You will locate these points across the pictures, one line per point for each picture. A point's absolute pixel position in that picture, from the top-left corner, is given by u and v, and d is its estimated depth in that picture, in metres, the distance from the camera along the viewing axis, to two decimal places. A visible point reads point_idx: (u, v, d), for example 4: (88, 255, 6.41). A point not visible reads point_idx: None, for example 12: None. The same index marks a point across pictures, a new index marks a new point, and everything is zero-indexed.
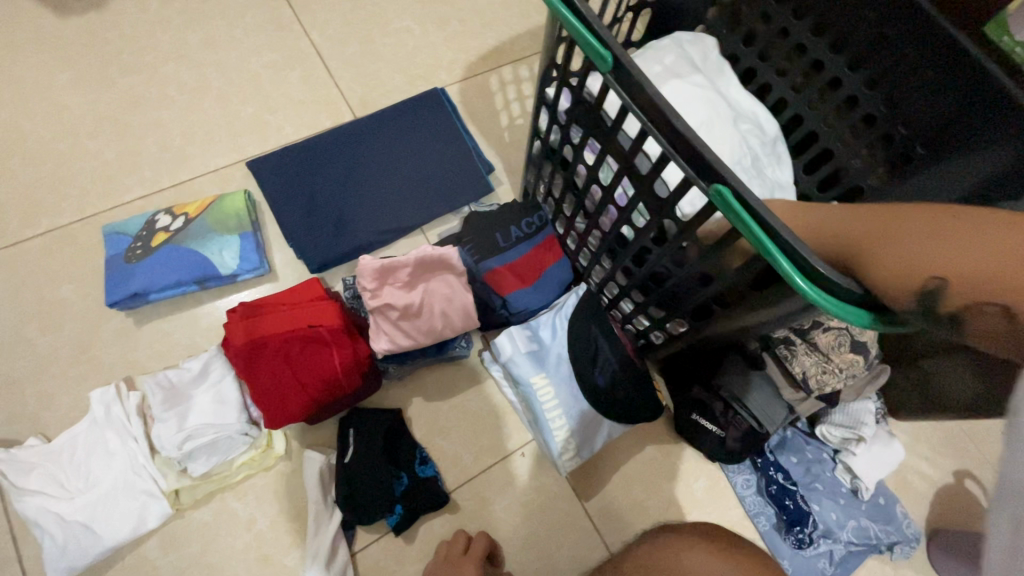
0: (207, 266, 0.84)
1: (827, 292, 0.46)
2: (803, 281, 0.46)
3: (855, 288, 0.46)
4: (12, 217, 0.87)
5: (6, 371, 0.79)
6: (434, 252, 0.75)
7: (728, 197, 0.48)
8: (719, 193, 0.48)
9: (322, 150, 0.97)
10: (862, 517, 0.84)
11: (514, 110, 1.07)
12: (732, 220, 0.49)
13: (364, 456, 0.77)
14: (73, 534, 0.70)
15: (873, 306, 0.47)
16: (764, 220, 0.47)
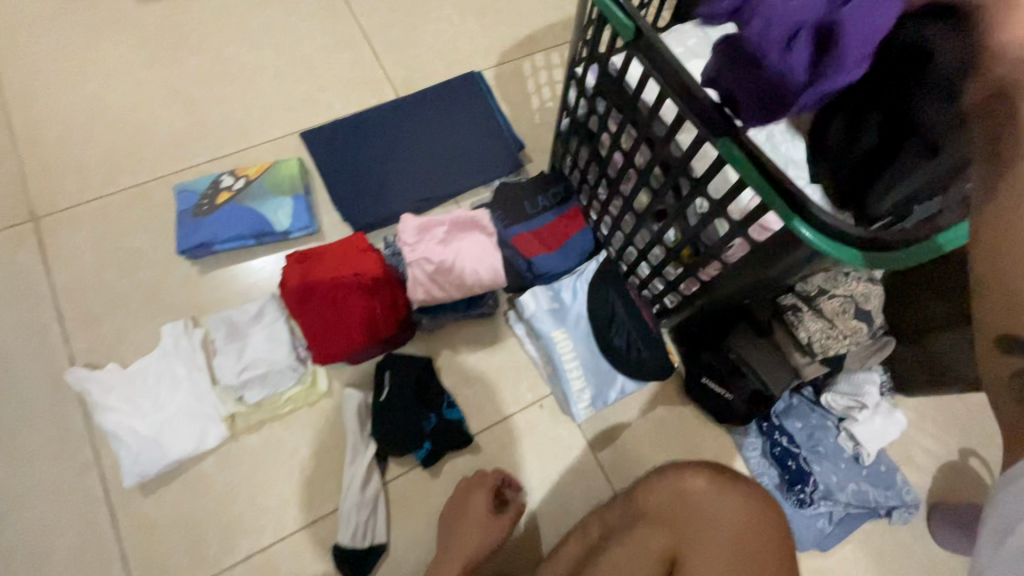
0: (264, 223, 0.93)
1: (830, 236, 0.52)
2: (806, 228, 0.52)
3: (856, 230, 0.50)
4: (96, 175, 0.97)
5: (89, 307, 0.89)
6: (467, 215, 0.86)
7: (730, 146, 0.55)
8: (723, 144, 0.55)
9: (367, 125, 1.06)
10: (861, 481, 0.88)
11: (545, 95, 1.14)
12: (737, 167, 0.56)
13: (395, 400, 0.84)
14: (146, 445, 0.80)
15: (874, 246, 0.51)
16: (762, 167, 0.53)
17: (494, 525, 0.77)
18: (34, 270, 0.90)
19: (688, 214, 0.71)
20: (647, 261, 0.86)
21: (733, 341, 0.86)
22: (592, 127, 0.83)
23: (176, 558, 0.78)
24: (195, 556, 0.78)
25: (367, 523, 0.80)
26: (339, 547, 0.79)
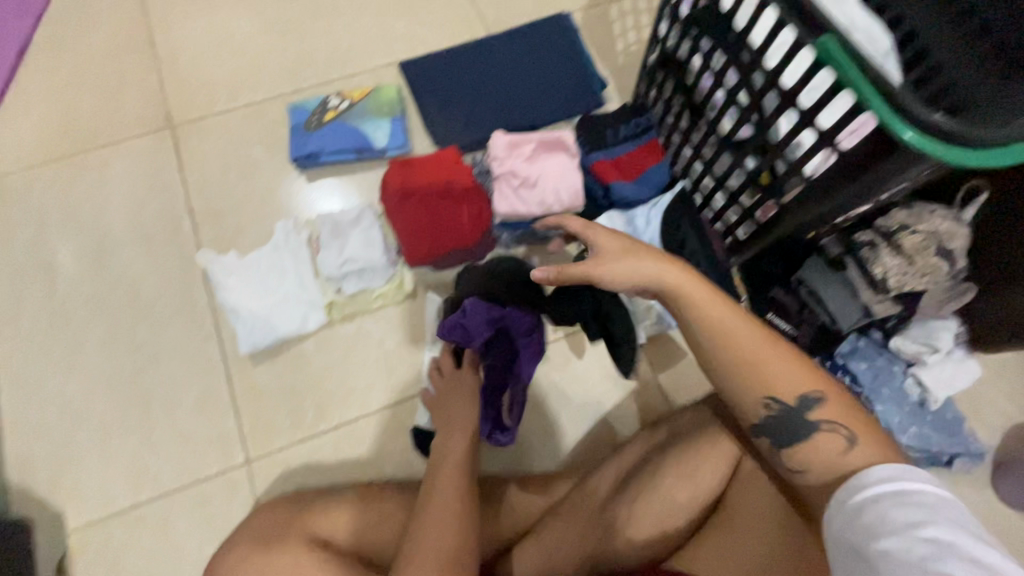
0: (366, 140, 1.02)
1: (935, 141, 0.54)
2: (910, 133, 0.54)
3: (955, 127, 0.53)
4: (221, 91, 1.09)
5: (213, 203, 1.01)
6: (552, 135, 0.93)
7: (830, 45, 0.57)
8: (823, 44, 0.57)
9: (460, 59, 1.12)
10: (925, 426, 0.88)
11: (630, 39, 1.16)
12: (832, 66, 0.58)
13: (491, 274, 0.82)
14: (259, 321, 0.92)
15: (973, 144, 0.54)
16: (861, 67, 0.56)
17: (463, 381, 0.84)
18: (169, 170, 1.03)
19: (773, 130, 0.72)
20: (723, 189, 0.88)
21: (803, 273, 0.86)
22: (680, 55, 0.85)
23: (280, 420, 0.90)
24: (295, 421, 0.90)
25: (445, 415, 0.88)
26: (417, 428, 0.88)
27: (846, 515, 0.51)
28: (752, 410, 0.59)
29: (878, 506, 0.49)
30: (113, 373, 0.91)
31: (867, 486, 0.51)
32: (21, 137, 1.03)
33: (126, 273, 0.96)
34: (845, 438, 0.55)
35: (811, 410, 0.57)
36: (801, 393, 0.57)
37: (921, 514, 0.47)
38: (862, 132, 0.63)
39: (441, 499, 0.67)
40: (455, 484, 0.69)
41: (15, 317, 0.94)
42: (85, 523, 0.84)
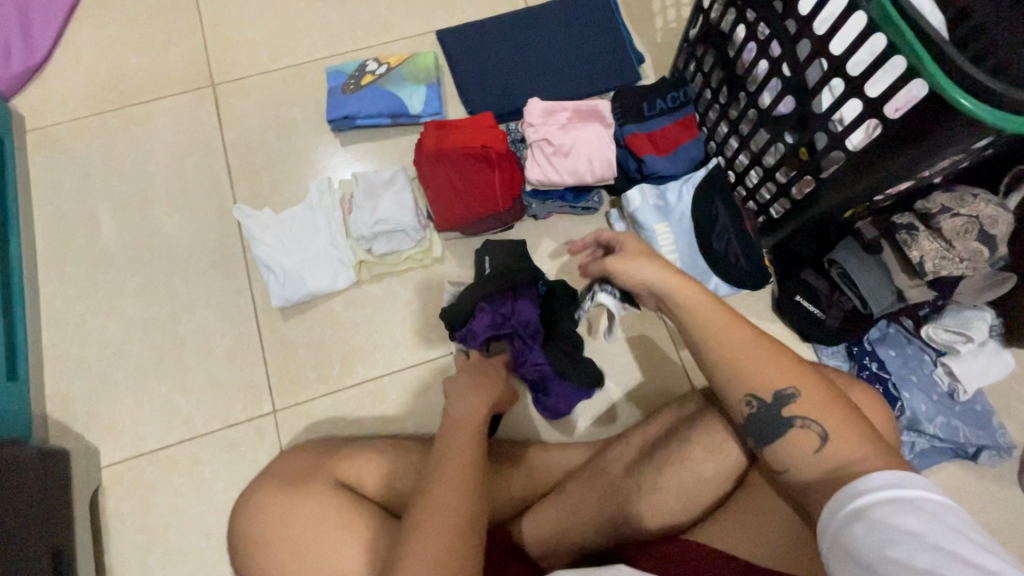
0: (401, 105, 1.03)
1: (987, 106, 0.53)
2: (965, 99, 0.53)
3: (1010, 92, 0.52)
4: (262, 53, 1.10)
5: (251, 161, 1.03)
6: (589, 104, 0.94)
7: (886, 4, 0.56)
8: (879, 4, 0.56)
9: (498, 29, 1.12)
10: (953, 416, 0.87)
11: (670, 16, 1.15)
12: (885, 28, 0.57)
13: (489, 276, 0.87)
14: (291, 276, 0.94)
15: None
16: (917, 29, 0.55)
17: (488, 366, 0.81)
18: (210, 127, 1.05)
19: (815, 102, 0.71)
20: (759, 166, 0.87)
21: (836, 255, 0.86)
22: (723, 28, 0.84)
23: (307, 373, 0.92)
24: (322, 375, 0.92)
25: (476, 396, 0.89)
26: None
27: (843, 523, 0.51)
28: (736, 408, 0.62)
29: (873, 512, 0.50)
30: (150, 319, 0.94)
31: (865, 493, 0.51)
32: (71, 89, 1.06)
33: (166, 224, 0.99)
34: (818, 435, 0.57)
35: (785, 405, 0.59)
36: (778, 389, 0.59)
37: (918, 521, 0.47)
38: (906, 103, 0.63)
39: (453, 461, 0.62)
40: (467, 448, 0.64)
41: (60, 261, 0.97)
42: (118, 459, 0.87)
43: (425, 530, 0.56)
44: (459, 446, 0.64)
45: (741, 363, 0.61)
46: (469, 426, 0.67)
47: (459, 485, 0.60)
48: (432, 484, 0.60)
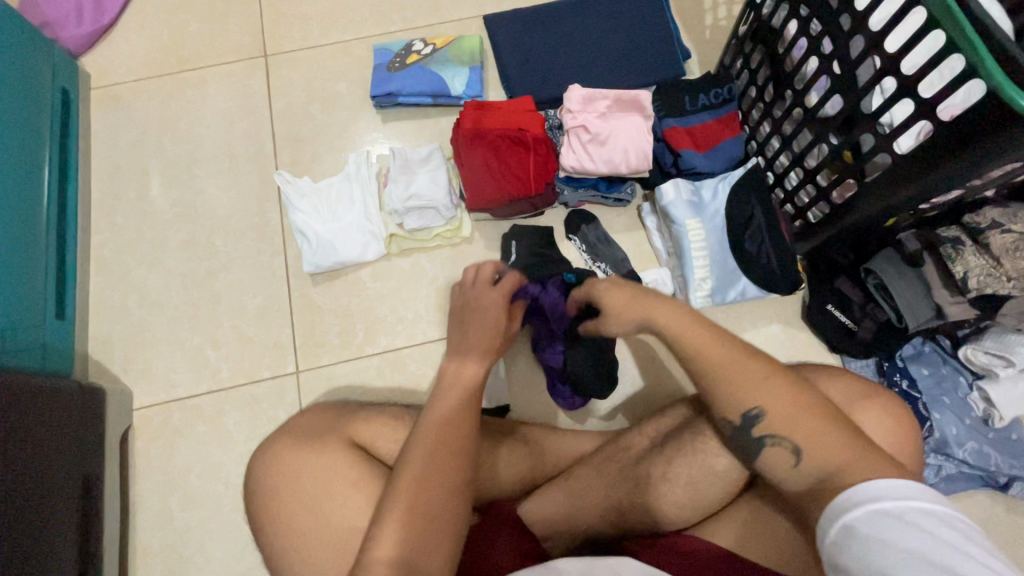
0: (443, 86, 1.05)
1: None
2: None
3: None
4: (314, 27, 1.13)
5: (295, 131, 1.07)
6: (630, 94, 0.93)
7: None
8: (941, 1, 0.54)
9: (544, 17, 1.12)
10: (984, 443, 0.83)
11: (720, 14, 1.13)
12: (946, 25, 0.55)
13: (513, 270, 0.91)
14: (323, 243, 0.96)
15: None
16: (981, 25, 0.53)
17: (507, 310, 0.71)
18: (259, 96, 1.09)
19: (865, 103, 0.69)
20: (799, 168, 0.85)
21: (873, 265, 0.83)
22: (774, 24, 0.82)
23: (331, 338, 0.95)
24: (344, 341, 0.94)
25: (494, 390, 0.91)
26: None
27: (839, 543, 0.47)
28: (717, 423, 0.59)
29: (872, 530, 0.45)
30: (188, 274, 0.98)
31: (856, 509, 0.47)
32: (135, 51, 1.12)
33: (211, 185, 1.04)
34: (791, 450, 0.53)
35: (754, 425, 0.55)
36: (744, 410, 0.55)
37: (918, 536, 0.43)
38: (961, 107, 0.60)
39: (436, 430, 0.62)
40: (451, 414, 0.63)
41: (111, 212, 1.02)
42: (148, 402, 0.92)
43: (405, 496, 0.58)
44: (447, 412, 0.63)
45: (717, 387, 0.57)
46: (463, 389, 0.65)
47: (440, 453, 0.60)
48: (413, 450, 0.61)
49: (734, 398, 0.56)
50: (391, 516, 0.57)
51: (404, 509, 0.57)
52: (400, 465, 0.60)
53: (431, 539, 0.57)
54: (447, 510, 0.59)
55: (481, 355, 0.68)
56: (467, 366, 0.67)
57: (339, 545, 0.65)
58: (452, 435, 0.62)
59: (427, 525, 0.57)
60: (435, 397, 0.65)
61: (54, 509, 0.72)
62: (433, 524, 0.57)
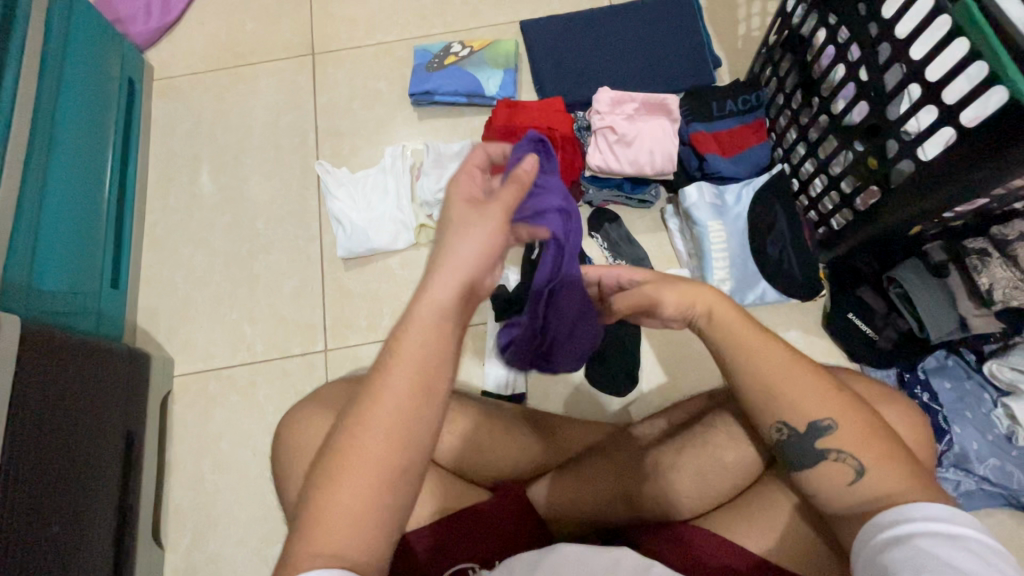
0: (478, 87, 1.09)
1: None
2: None
3: None
4: (360, 29, 1.20)
5: (336, 125, 1.13)
6: (658, 97, 0.95)
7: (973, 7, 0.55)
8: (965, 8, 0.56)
9: (579, 23, 1.16)
10: (1008, 460, 0.81)
11: (754, 24, 1.15)
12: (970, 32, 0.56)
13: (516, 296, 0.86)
14: (357, 230, 1.01)
15: None
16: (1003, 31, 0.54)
17: (489, 209, 0.49)
18: (306, 91, 1.16)
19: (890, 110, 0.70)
20: (824, 175, 0.86)
21: (896, 273, 0.82)
22: (803, 32, 0.84)
23: (359, 320, 0.99)
24: (372, 324, 0.99)
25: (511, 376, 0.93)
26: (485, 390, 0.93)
27: (879, 545, 0.49)
28: (764, 430, 0.59)
29: (919, 540, 0.47)
30: (231, 254, 1.05)
31: (905, 522, 0.50)
32: (194, 46, 1.20)
33: (256, 172, 1.10)
34: (853, 468, 0.54)
35: (820, 436, 0.56)
36: (811, 422, 0.56)
37: (962, 556, 0.45)
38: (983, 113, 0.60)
39: (394, 403, 0.43)
40: (414, 380, 0.44)
41: (164, 194, 1.10)
42: (188, 371, 0.98)
43: (343, 488, 0.42)
44: (410, 377, 0.44)
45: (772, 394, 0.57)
46: (430, 340, 0.45)
47: (398, 433, 0.43)
48: (359, 427, 0.43)
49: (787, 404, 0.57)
50: (321, 511, 0.41)
51: (343, 503, 0.42)
52: (342, 441, 0.43)
53: (379, 544, 0.43)
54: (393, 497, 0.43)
55: (456, 274, 0.46)
56: (440, 300, 0.45)
57: None
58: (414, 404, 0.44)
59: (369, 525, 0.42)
60: (392, 352, 0.45)
61: (101, 457, 0.78)
62: (381, 524, 0.42)
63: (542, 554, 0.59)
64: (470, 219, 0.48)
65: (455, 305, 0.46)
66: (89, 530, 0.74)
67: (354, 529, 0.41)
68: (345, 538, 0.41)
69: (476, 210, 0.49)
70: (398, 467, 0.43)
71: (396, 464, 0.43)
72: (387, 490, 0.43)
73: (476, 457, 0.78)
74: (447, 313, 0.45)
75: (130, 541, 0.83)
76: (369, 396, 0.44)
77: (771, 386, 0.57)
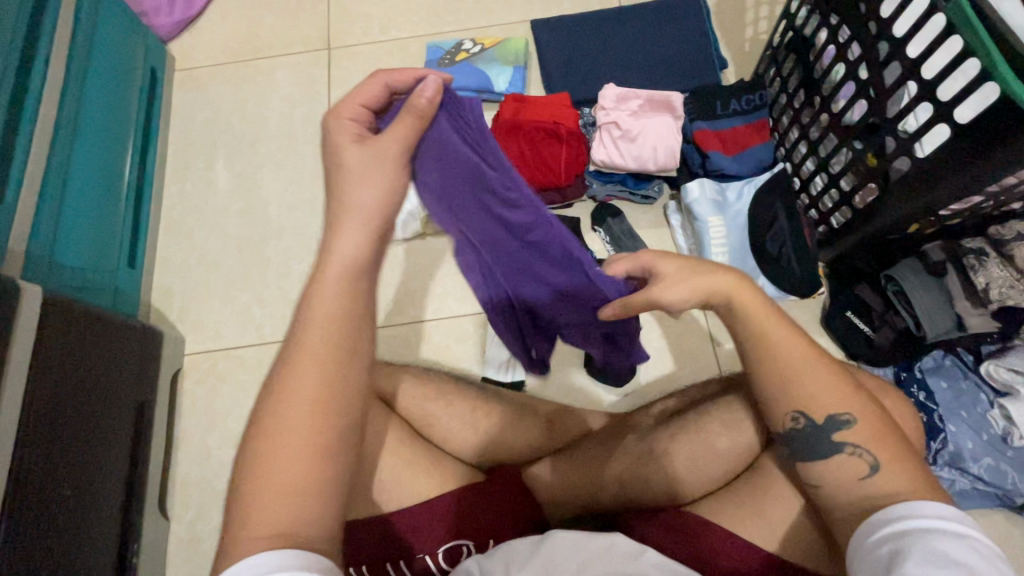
0: (488, 83, 1.12)
1: None
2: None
3: None
4: (375, 25, 1.23)
5: None
6: (663, 95, 0.97)
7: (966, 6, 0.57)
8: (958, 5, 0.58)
9: (589, 23, 1.19)
10: (1002, 461, 0.81)
11: (761, 27, 1.17)
12: (962, 29, 0.58)
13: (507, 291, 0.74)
14: None
15: None
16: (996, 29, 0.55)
17: (382, 148, 0.49)
18: (321, 84, 1.19)
19: (888, 107, 0.72)
20: (825, 173, 0.87)
21: (894, 272, 0.83)
22: (807, 34, 0.86)
23: None
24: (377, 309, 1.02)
25: (511, 361, 0.95)
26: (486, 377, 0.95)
27: (880, 540, 0.49)
28: (778, 419, 0.58)
29: (922, 538, 0.46)
30: (244, 238, 1.08)
31: (907, 519, 0.49)
32: (215, 39, 1.24)
33: (271, 161, 1.14)
34: (869, 464, 0.54)
35: (839, 430, 0.55)
36: (833, 413, 0.55)
37: (963, 551, 0.44)
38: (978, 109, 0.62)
39: (307, 387, 0.45)
40: (325, 363, 0.46)
41: (182, 179, 1.14)
42: (199, 349, 1.02)
43: (273, 470, 0.43)
44: (319, 362, 0.46)
45: (789, 383, 0.56)
46: (334, 326, 0.48)
47: (319, 406, 0.45)
48: (280, 406, 0.45)
49: (794, 392, 0.56)
50: (254, 497, 0.42)
51: (274, 484, 0.43)
52: (260, 429, 0.45)
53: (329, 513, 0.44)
54: (330, 472, 0.45)
55: (364, 225, 0.49)
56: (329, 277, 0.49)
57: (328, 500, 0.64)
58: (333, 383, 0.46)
59: (304, 500, 0.43)
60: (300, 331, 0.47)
61: (113, 427, 0.81)
62: (321, 494, 0.44)
63: (536, 543, 0.57)
64: (371, 168, 0.49)
65: (354, 280, 0.49)
66: (99, 495, 0.77)
67: (297, 503, 0.42)
68: (286, 512, 0.42)
69: (372, 154, 0.49)
70: (329, 440, 0.45)
71: (323, 432, 0.45)
72: (320, 461, 0.44)
73: (474, 439, 0.75)
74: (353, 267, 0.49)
75: (137, 509, 0.85)
76: (275, 386, 0.46)
77: (780, 370, 0.56)
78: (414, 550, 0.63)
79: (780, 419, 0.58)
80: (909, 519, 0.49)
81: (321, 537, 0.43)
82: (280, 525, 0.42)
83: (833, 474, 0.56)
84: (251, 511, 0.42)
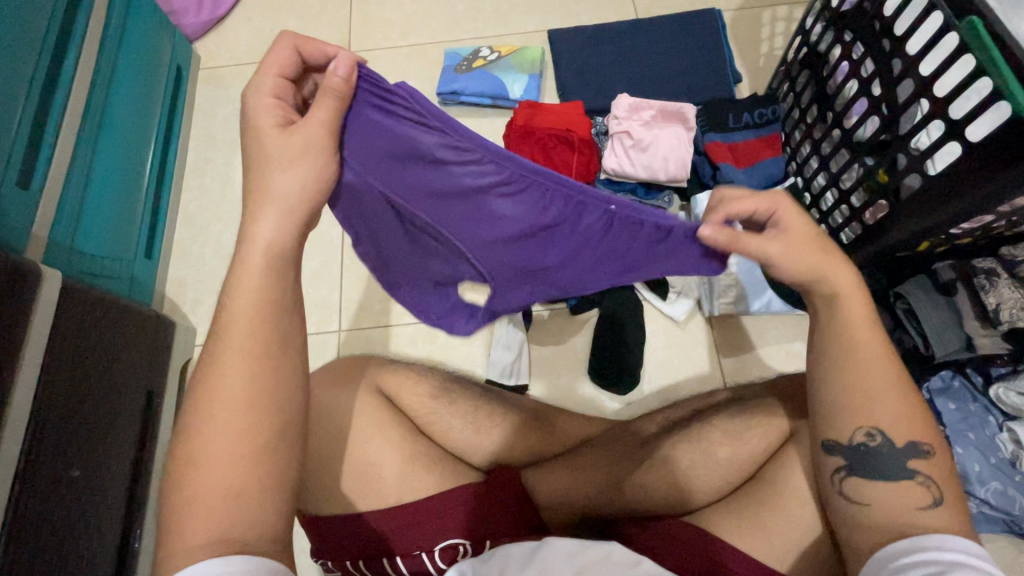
0: (503, 89, 1.14)
1: None
2: None
3: None
4: (394, 31, 1.26)
5: None
6: (675, 106, 0.98)
7: (978, 26, 0.58)
8: (971, 24, 0.58)
9: (605, 34, 1.20)
10: (1011, 485, 0.80)
11: (777, 43, 1.17)
12: (973, 46, 0.59)
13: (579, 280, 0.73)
14: None
15: None
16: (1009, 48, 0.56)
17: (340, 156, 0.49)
18: None
19: (900, 124, 0.72)
20: (835, 188, 0.87)
21: (903, 288, 0.83)
22: (821, 49, 0.86)
23: (374, 304, 1.03)
24: (385, 308, 1.03)
25: (514, 365, 0.96)
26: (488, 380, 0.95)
27: (909, 563, 0.47)
28: (849, 432, 0.55)
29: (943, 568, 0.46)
30: None
31: (925, 549, 0.48)
32: (239, 39, 1.28)
33: None
34: (934, 497, 0.52)
35: (915, 456, 0.53)
36: (916, 440, 0.54)
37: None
38: (989, 127, 0.62)
39: (229, 404, 0.47)
40: (247, 378, 0.47)
41: (200, 174, 1.16)
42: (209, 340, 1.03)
43: (203, 474, 0.45)
44: (242, 379, 0.47)
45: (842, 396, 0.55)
46: (254, 341, 0.48)
47: (244, 406, 0.47)
48: (209, 410, 0.47)
49: (858, 403, 0.54)
50: (187, 504, 0.45)
51: (206, 498, 0.45)
52: (187, 433, 0.47)
53: (263, 517, 0.46)
54: (262, 470, 0.47)
55: (288, 215, 0.51)
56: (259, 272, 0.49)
57: (325, 491, 0.65)
58: (262, 385, 0.48)
59: (239, 509, 0.45)
60: (227, 334, 0.48)
61: (123, 411, 0.82)
62: (255, 493, 0.46)
63: (534, 549, 0.58)
64: (299, 155, 0.49)
65: (275, 274, 0.50)
66: (106, 478, 0.78)
67: (234, 506, 0.45)
68: (220, 522, 0.44)
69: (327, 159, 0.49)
70: (266, 437, 0.47)
71: (257, 432, 0.47)
72: (252, 461, 0.46)
73: (475, 440, 0.75)
74: (276, 253, 0.50)
75: (141, 494, 0.86)
76: (196, 404, 0.47)
77: (846, 379, 0.55)
78: (393, 550, 0.63)
79: (851, 431, 0.54)
80: (929, 549, 0.48)
81: (263, 540, 0.45)
82: (217, 536, 0.44)
83: (893, 499, 0.53)
84: (187, 522, 0.44)
